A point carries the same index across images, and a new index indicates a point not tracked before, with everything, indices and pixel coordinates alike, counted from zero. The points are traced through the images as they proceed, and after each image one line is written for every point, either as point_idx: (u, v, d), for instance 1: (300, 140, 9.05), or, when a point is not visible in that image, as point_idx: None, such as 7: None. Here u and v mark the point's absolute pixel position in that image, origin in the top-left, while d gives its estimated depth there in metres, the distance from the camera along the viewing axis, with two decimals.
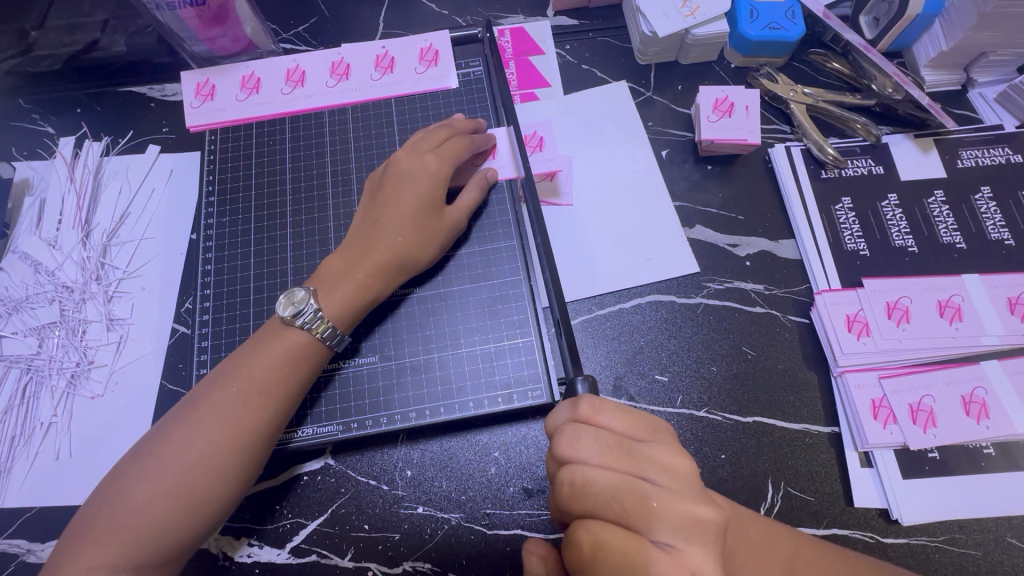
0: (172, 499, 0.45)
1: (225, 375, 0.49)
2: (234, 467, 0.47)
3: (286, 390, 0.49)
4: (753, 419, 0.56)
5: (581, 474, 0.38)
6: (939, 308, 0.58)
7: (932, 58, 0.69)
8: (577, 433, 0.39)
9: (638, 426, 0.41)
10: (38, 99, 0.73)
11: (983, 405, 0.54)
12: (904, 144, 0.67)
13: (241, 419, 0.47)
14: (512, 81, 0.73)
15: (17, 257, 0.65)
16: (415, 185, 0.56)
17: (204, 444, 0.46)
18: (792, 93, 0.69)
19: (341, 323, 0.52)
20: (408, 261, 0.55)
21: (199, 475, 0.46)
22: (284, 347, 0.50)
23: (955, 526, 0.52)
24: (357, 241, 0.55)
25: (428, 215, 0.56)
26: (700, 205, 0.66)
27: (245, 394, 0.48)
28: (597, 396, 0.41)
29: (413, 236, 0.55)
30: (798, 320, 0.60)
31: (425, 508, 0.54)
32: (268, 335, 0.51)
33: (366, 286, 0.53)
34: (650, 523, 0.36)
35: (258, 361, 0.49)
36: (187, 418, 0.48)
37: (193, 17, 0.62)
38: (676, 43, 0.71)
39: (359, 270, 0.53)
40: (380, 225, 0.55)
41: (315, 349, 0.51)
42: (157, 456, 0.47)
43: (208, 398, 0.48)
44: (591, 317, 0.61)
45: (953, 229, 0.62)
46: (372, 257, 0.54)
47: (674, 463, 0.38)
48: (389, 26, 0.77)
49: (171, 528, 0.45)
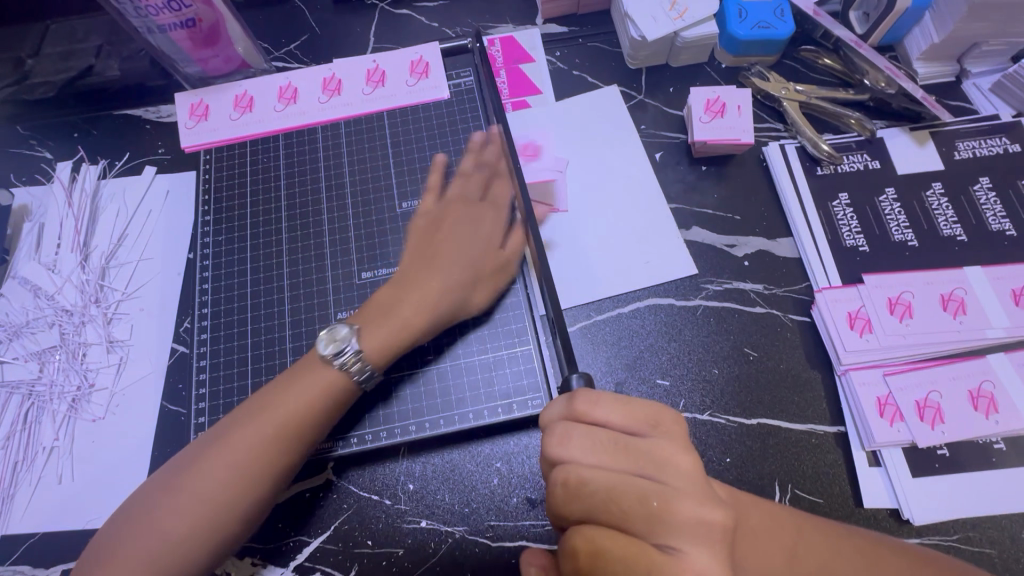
0: (202, 531, 0.45)
1: (259, 407, 0.49)
2: (260, 501, 0.47)
3: (316, 426, 0.49)
4: (757, 421, 0.55)
5: (575, 474, 0.37)
6: (942, 302, 0.57)
7: (924, 50, 0.68)
8: (565, 437, 0.38)
9: (639, 416, 0.38)
10: (34, 125, 0.74)
11: (991, 399, 0.53)
12: (900, 138, 0.66)
13: (274, 453, 0.47)
14: (503, 90, 0.73)
15: (17, 282, 0.65)
16: (478, 230, 0.57)
17: (231, 483, 0.46)
18: (783, 92, 0.69)
19: (375, 361, 0.51)
20: (456, 303, 0.55)
21: (231, 509, 0.46)
22: (320, 386, 0.49)
23: (969, 524, 0.51)
24: (413, 278, 0.55)
25: (483, 261, 0.56)
26: (695, 206, 0.66)
27: (279, 431, 0.48)
28: (592, 390, 0.39)
29: (464, 281, 0.55)
30: (799, 319, 0.60)
31: (428, 521, 0.53)
32: (305, 368, 0.50)
33: (407, 327, 0.52)
34: (651, 526, 0.34)
35: (293, 395, 0.49)
36: (218, 451, 0.47)
37: (186, 40, 0.63)
38: (666, 45, 0.71)
39: (405, 310, 0.53)
40: (437, 267, 0.55)
41: (342, 386, 0.50)
42: (186, 484, 0.46)
43: (242, 430, 0.48)
44: (590, 323, 0.61)
45: (953, 221, 0.62)
46: (422, 296, 0.53)
47: (678, 460, 0.36)
48: (379, 40, 0.78)
49: (192, 560, 0.45)
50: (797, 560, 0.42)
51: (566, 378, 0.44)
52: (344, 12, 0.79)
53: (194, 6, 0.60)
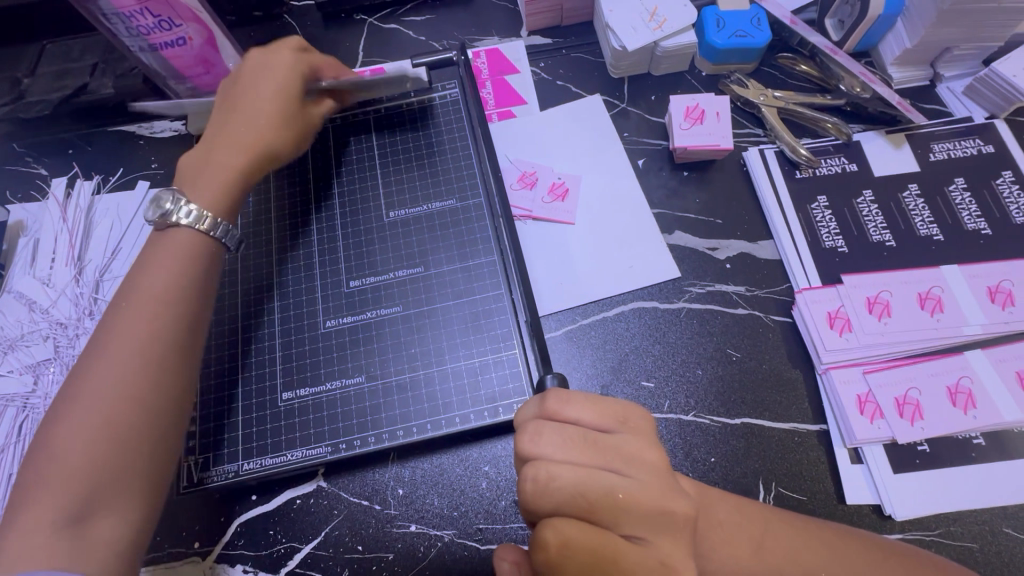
0: (101, 428, 0.44)
1: (122, 301, 0.50)
2: (160, 385, 0.47)
3: (193, 290, 0.51)
4: (741, 421, 0.56)
5: (544, 471, 0.37)
6: (920, 301, 0.59)
7: (897, 55, 0.70)
8: (539, 432, 0.39)
9: (608, 414, 0.40)
10: (31, 143, 0.75)
11: (969, 394, 0.54)
12: (876, 142, 0.68)
13: (141, 332, 0.48)
14: (488, 100, 0.75)
15: (12, 297, 0.66)
16: (270, 74, 0.59)
17: (111, 375, 0.46)
18: (762, 98, 0.70)
19: (218, 212, 0.55)
20: (268, 149, 0.58)
21: (118, 397, 0.45)
22: (174, 248, 0.52)
23: (950, 519, 0.51)
24: (219, 137, 0.57)
25: (291, 104, 0.59)
26: (678, 211, 0.67)
27: (141, 304, 0.49)
28: (563, 390, 0.41)
29: (273, 130, 0.58)
30: (780, 319, 0.61)
31: (417, 526, 0.54)
32: (153, 246, 0.53)
33: (235, 173, 0.56)
34: (616, 516, 0.36)
35: (153, 272, 0.51)
36: (93, 353, 0.47)
37: (177, 57, 0.64)
38: (646, 55, 0.73)
39: (220, 158, 0.56)
40: (238, 116, 0.58)
41: (199, 245, 0.53)
42: (71, 395, 0.46)
43: (111, 325, 0.49)
44: (576, 327, 0.62)
45: (930, 221, 0.63)
46: (237, 144, 0.57)
47: (645, 455, 0.38)
48: (368, 54, 0.79)
49: (114, 465, 0.44)
50: (764, 550, 0.43)
51: (543, 380, 0.49)
52: (333, 28, 0.81)
53: (185, 26, 0.61)
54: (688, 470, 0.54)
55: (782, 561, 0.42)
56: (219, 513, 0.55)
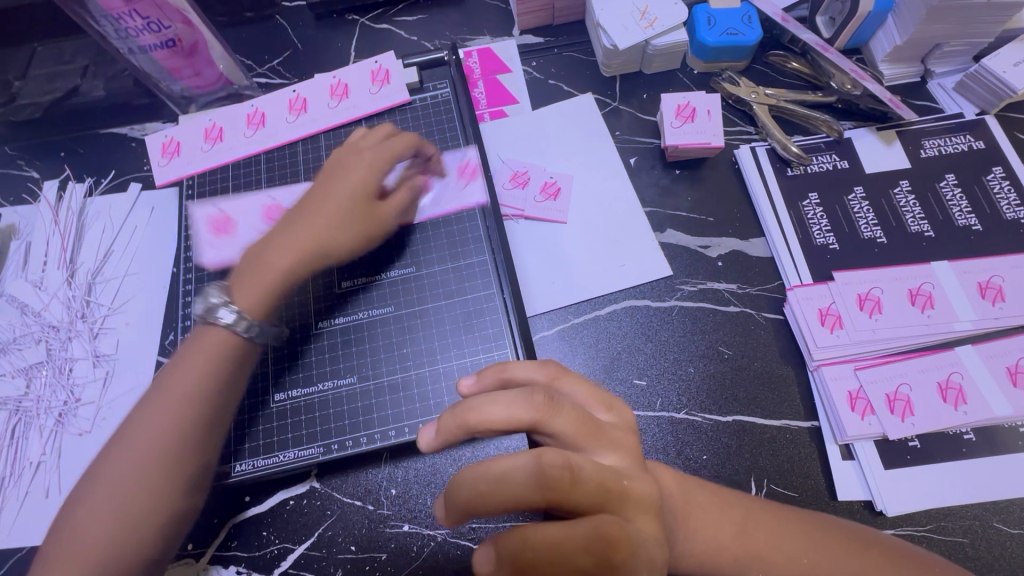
0: (119, 516, 0.45)
1: (154, 388, 0.49)
2: (180, 479, 0.47)
3: (223, 385, 0.50)
4: (732, 418, 0.56)
5: (570, 460, 0.35)
6: (910, 297, 0.59)
7: (888, 52, 0.70)
8: (554, 405, 0.37)
9: (597, 399, 0.41)
10: (22, 146, 0.75)
11: (960, 390, 0.54)
12: (868, 138, 0.68)
13: (165, 428, 0.47)
14: (480, 100, 0.75)
15: (4, 300, 0.66)
16: (349, 177, 0.57)
17: (135, 464, 0.46)
18: (753, 95, 0.70)
19: (257, 311, 0.52)
20: (331, 250, 0.55)
21: (140, 489, 0.46)
22: (211, 344, 0.50)
23: (940, 514, 0.52)
24: (282, 236, 0.55)
25: (360, 208, 0.56)
26: (671, 209, 0.67)
27: (169, 398, 0.48)
28: (563, 366, 0.43)
29: (336, 225, 0.55)
30: (772, 316, 0.61)
31: (409, 526, 0.54)
32: (193, 337, 0.51)
33: (284, 271, 0.53)
34: (624, 502, 0.35)
35: (184, 367, 0.49)
36: (123, 436, 0.47)
37: (167, 58, 0.64)
38: (637, 54, 0.73)
39: (279, 259, 0.53)
40: (320, 209, 0.56)
41: (234, 345, 0.50)
42: (100, 477, 0.46)
43: (142, 411, 0.48)
44: (568, 326, 0.62)
45: (920, 218, 0.63)
46: (294, 241, 0.54)
47: (628, 440, 0.39)
48: (359, 54, 0.79)
49: (123, 548, 0.44)
50: (746, 535, 0.43)
51: None
52: (325, 28, 0.81)
53: (173, 27, 0.61)
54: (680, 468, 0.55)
55: (764, 544, 0.43)
56: (211, 515, 0.54)
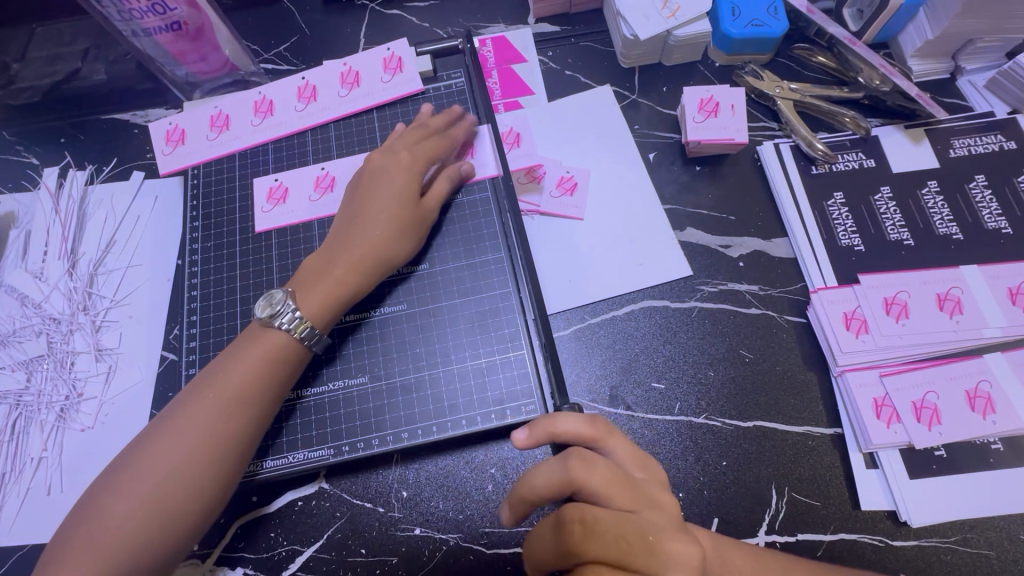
0: (150, 509, 0.44)
1: (204, 381, 0.48)
2: (218, 481, 0.46)
3: (272, 391, 0.49)
4: (754, 424, 0.55)
5: (589, 512, 0.36)
6: (938, 302, 0.57)
7: (918, 47, 0.68)
8: (587, 464, 0.38)
9: (637, 457, 0.41)
10: (21, 131, 0.72)
11: (988, 399, 0.53)
12: (895, 137, 0.66)
13: (214, 426, 0.46)
14: (495, 91, 0.72)
15: (4, 291, 0.64)
16: (394, 180, 0.56)
17: (176, 460, 0.45)
18: (777, 90, 0.68)
19: (319, 322, 0.51)
20: (388, 257, 0.54)
21: (176, 485, 0.44)
22: (266, 348, 0.49)
23: (966, 526, 0.50)
24: (334, 246, 0.54)
25: (411, 211, 0.55)
26: (690, 207, 0.65)
27: (221, 398, 0.47)
28: (610, 420, 0.42)
29: (391, 230, 0.54)
30: (795, 319, 0.59)
31: (421, 529, 0.53)
32: (246, 338, 0.50)
33: (345, 282, 0.52)
34: (648, 560, 0.35)
35: (235, 367, 0.48)
36: (167, 427, 0.46)
37: (172, 42, 0.62)
38: (658, 45, 0.70)
39: (336, 268, 0.52)
40: (367, 216, 0.54)
41: (292, 350, 0.50)
42: (135, 466, 0.45)
43: (189, 405, 0.47)
44: (583, 326, 0.60)
45: (949, 219, 0.61)
46: (349, 252, 0.53)
47: (663, 499, 0.39)
48: (370, 40, 0.77)
49: (148, 538, 0.43)
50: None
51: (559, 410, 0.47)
52: (334, 13, 0.78)
53: (179, 10, 0.58)
54: (698, 474, 0.53)
55: None
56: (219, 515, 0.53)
